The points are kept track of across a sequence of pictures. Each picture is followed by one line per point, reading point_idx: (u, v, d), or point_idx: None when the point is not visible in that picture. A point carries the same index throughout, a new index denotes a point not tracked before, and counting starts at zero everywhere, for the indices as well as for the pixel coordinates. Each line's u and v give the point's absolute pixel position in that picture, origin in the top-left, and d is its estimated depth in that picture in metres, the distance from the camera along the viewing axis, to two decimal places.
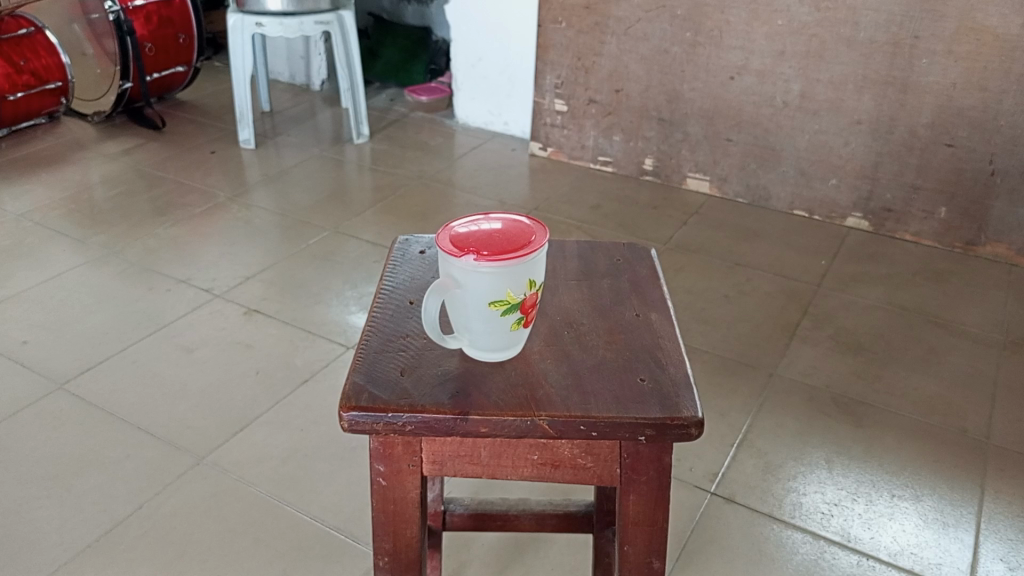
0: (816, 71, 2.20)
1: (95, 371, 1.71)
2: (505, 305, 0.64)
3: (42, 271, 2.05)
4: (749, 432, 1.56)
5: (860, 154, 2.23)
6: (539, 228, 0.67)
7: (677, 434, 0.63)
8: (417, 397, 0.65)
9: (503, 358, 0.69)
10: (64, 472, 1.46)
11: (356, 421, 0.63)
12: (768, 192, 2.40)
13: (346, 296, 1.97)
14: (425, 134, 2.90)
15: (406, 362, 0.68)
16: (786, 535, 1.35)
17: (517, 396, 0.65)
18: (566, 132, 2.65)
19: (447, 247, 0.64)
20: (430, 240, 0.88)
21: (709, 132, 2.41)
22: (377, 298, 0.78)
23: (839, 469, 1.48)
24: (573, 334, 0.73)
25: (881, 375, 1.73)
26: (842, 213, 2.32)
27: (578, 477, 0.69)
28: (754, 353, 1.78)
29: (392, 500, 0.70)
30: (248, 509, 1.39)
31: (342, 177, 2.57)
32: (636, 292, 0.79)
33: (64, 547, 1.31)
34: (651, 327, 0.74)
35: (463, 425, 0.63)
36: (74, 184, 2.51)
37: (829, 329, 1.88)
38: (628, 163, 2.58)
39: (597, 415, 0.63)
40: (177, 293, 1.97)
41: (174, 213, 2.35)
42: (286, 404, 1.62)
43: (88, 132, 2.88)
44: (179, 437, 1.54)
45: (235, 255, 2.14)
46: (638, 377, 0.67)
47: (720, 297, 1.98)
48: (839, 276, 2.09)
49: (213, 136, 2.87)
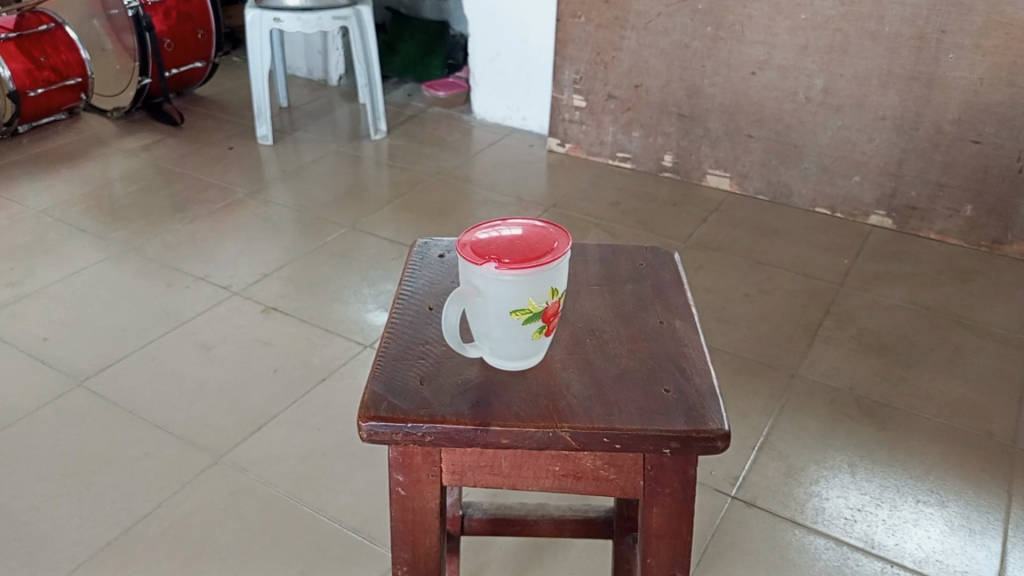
0: (840, 66, 2.16)
1: (115, 368, 1.71)
2: (527, 314, 0.63)
3: (63, 268, 2.06)
4: (770, 435, 1.54)
5: (884, 151, 2.20)
6: (562, 234, 0.66)
7: (703, 446, 0.62)
8: (437, 407, 0.63)
9: (525, 366, 0.67)
10: (84, 469, 1.46)
11: (375, 431, 0.62)
12: (789, 189, 2.37)
13: (363, 294, 1.96)
14: (443, 129, 2.88)
15: (426, 369, 0.67)
16: (809, 540, 1.33)
17: (539, 407, 0.64)
18: (584, 128, 2.62)
19: (468, 254, 0.63)
20: (449, 243, 0.87)
21: (731, 128, 2.38)
22: (395, 303, 0.76)
23: (862, 473, 1.46)
24: (596, 342, 0.71)
25: (905, 377, 1.71)
26: (866, 210, 2.29)
27: (600, 488, 0.68)
28: (775, 354, 1.76)
29: (412, 510, 0.69)
30: (266, 509, 1.39)
31: (360, 173, 2.57)
32: (659, 297, 0.78)
33: (83, 545, 1.32)
34: (676, 334, 0.72)
35: (483, 436, 0.62)
36: (93, 180, 2.52)
37: (853, 329, 1.85)
38: (647, 159, 2.55)
39: (621, 427, 0.62)
40: (195, 290, 1.97)
41: (193, 209, 2.36)
42: (303, 403, 1.62)
43: (107, 127, 2.89)
44: (198, 435, 1.54)
45: (253, 252, 2.14)
46: (662, 388, 0.66)
47: (740, 296, 1.95)
48: (862, 275, 2.05)
49: (231, 131, 2.87)
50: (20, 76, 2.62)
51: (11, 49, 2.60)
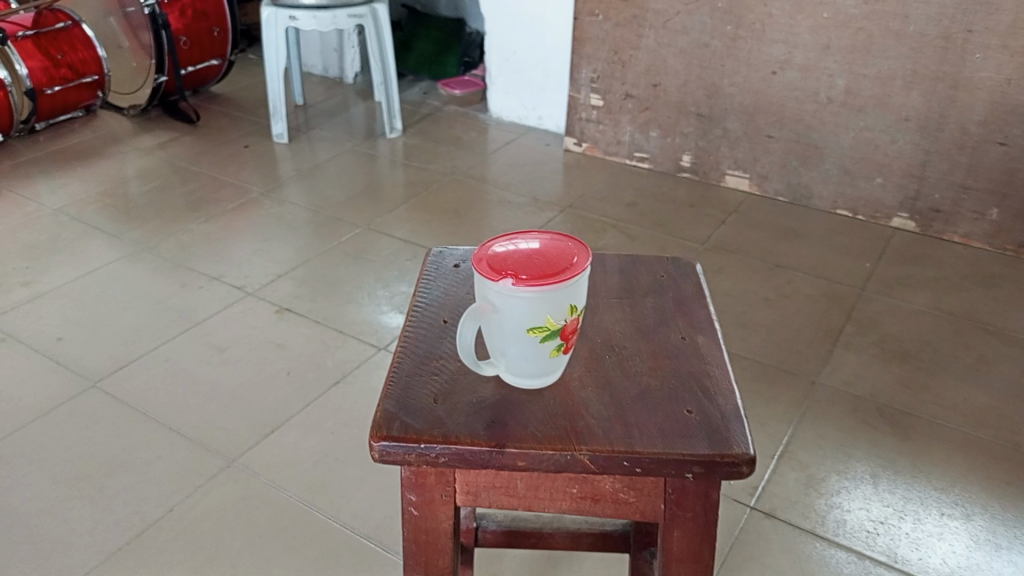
0: (863, 66, 2.12)
1: (129, 369, 1.70)
2: (545, 331, 0.61)
3: (78, 267, 2.06)
4: (790, 444, 1.51)
5: (908, 152, 2.15)
6: (581, 249, 0.64)
7: (728, 471, 0.60)
8: (451, 427, 0.61)
9: (542, 384, 0.65)
10: (97, 472, 1.45)
11: (387, 451, 0.60)
12: (810, 191, 2.33)
13: (378, 295, 1.95)
14: (459, 128, 2.86)
15: (440, 386, 0.65)
16: (830, 554, 1.30)
17: (557, 428, 0.61)
18: (601, 128, 2.60)
19: (484, 270, 0.61)
20: (465, 253, 0.85)
21: (750, 129, 2.35)
22: (409, 316, 0.74)
23: (884, 485, 1.43)
24: (615, 358, 0.69)
25: (928, 385, 1.67)
26: (888, 213, 2.25)
27: (619, 511, 0.66)
28: (795, 359, 1.73)
29: (424, 530, 0.67)
30: (278, 514, 1.38)
31: (375, 172, 2.55)
32: (681, 311, 0.75)
33: (95, 550, 1.31)
34: (699, 351, 0.70)
35: (499, 458, 0.60)
36: (109, 178, 2.52)
37: (874, 335, 1.82)
38: (665, 159, 2.52)
39: (642, 450, 0.59)
40: (209, 290, 1.97)
41: (208, 208, 2.35)
42: (317, 406, 1.61)
43: (123, 125, 2.88)
44: (210, 438, 1.53)
45: (268, 252, 2.13)
46: (684, 409, 0.63)
47: (759, 300, 1.92)
48: (884, 279, 2.02)
49: (246, 129, 2.87)
50: (37, 73, 2.62)
51: (29, 47, 2.60)
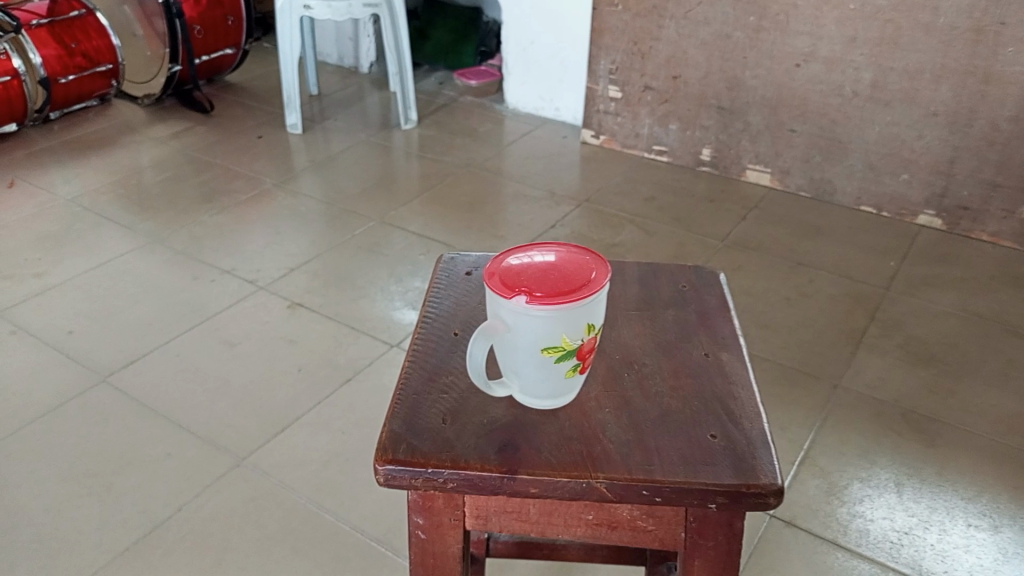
0: (890, 59, 2.06)
1: (138, 364, 1.68)
2: (561, 351, 0.58)
3: (90, 258, 2.04)
4: (811, 449, 1.47)
5: (935, 148, 2.10)
6: (600, 263, 0.60)
7: (754, 503, 0.56)
8: (460, 451, 0.58)
9: (557, 405, 0.62)
10: (105, 469, 1.44)
11: (393, 475, 0.57)
12: (833, 186, 2.28)
13: (391, 290, 1.92)
14: (475, 119, 2.82)
15: (450, 406, 0.62)
16: (852, 565, 1.26)
17: (572, 453, 0.58)
18: (619, 120, 2.55)
19: (496, 285, 0.57)
20: (477, 260, 0.82)
21: (772, 122, 2.29)
22: (418, 328, 0.71)
23: (909, 493, 1.39)
24: (635, 376, 0.65)
25: (955, 390, 1.62)
26: (914, 210, 2.19)
27: (636, 539, 0.63)
28: (817, 362, 1.69)
29: (432, 554, 0.64)
30: (286, 516, 1.35)
31: (390, 164, 2.52)
32: (704, 325, 0.72)
33: (103, 550, 1.29)
34: (723, 369, 0.66)
35: (510, 485, 0.57)
36: (123, 168, 2.50)
37: (899, 336, 1.77)
38: (684, 152, 2.47)
39: (662, 479, 0.56)
40: (221, 284, 1.94)
41: (220, 199, 2.33)
42: (328, 404, 1.58)
43: (138, 114, 2.86)
44: (220, 436, 1.51)
45: (281, 245, 2.10)
46: (708, 433, 0.60)
47: (781, 299, 1.88)
48: (909, 279, 1.96)
49: (261, 119, 2.84)
50: (51, 62, 2.60)
51: (43, 35, 2.58)
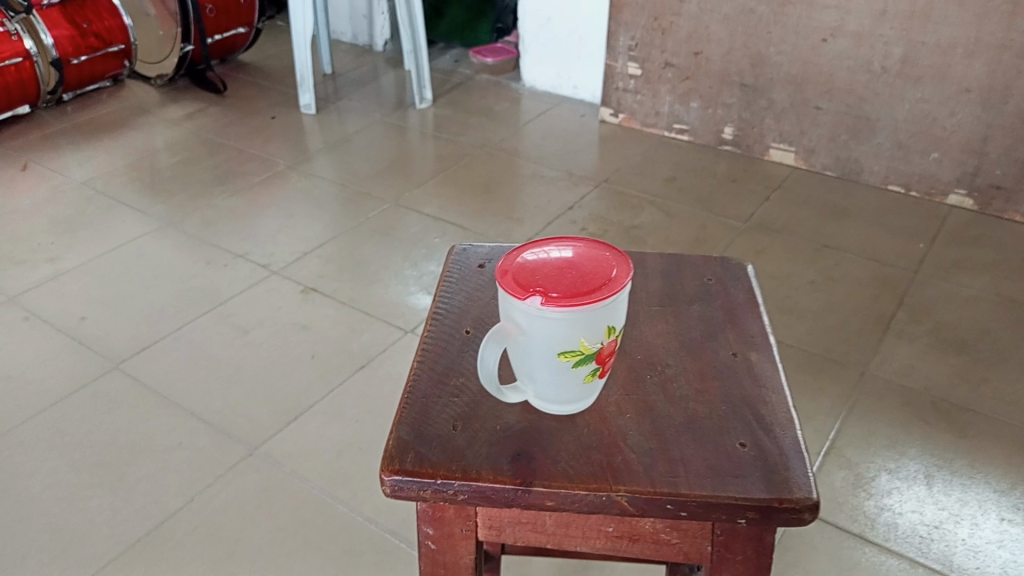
0: (922, 33, 1.99)
1: (150, 351, 1.67)
2: (579, 356, 0.54)
3: (103, 242, 2.02)
4: (836, 439, 1.43)
5: (968, 126, 2.02)
6: (621, 261, 0.57)
7: (787, 518, 0.52)
8: (470, 460, 0.55)
9: (574, 410, 0.58)
10: (116, 458, 1.42)
11: (399, 487, 0.54)
12: (860, 166, 2.21)
13: (406, 275, 1.89)
14: (491, 98, 2.77)
15: (461, 411, 0.59)
16: (880, 561, 1.22)
17: (591, 464, 0.54)
18: (639, 98, 2.48)
19: (509, 285, 0.54)
20: (491, 251, 0.78)
21: (797, 100, 2.22)
22: (428, 325, 0.68)
23: (939, 486, 1.34)
24: (658, 378, 0.62)
25: (988, 377, 1.57)
26: (944, 189, 2.12)
27: (659, 552, 0.59)
28: (843, 349, 1.64)
29: (443, 565, 0.61)
30: (299, 507, 1.33)
31: (405, 144, 2.48)
32: (732, 323, 0.68)
33: (114, 541, 1.28)
34: (752, 371, 0.63)
35: (525, 498, 0.54)
36: (137, 150, 2.47)
37: (928, 322, 1.71)
38: (706, 131, 2.41)
39: (688, 493, 0.52)
40: (234, 269, 1.92)
41: (234, 182, 2.30)
42: (341, 392, 1.56)
43: (151, 95, 2.83)
44: (232, 425, 1.49)
45: (295, 228, 2.07)
46: (737, 442, 0.56)
47: (806, 283, 1.82)
48: (939, 262, 1.90)
49: (274, 99, 2.80)
50: (64, 43, 2.58)
51: (55, 16, 2.55)
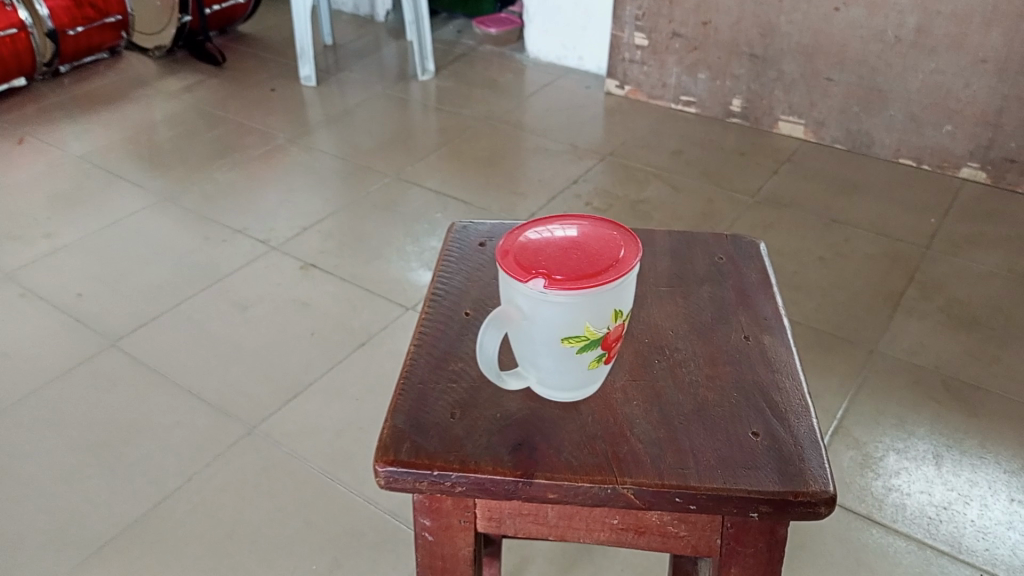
0: (937, 2, 1.93)
1: (149, 328, 1.64)
2: (583, 341, 0.52)
3: (101, 217, 1.99)
4: (844, 419, 1.40)
5: (983, 98, 1.97)
6: (629, 241, 0.54)
7: (802, 512, 0.50)
8: (469, 451, 0.52)
9: (578, 398, 0.56)
10: (114, 437, 1.40)
11: (395, 478, 0.52)
12: (871, 139, 2.16)
13: (407, 251, 1.86)
14: (494, 69, 2.71)
15: (459, 397, 0.56)
16: (888, 543, 1.20)
17: (596, 454, 0.52)
18: (646, 69, 2.43)
19: (510, 267, 0.51)
20: (492, 229, 0.75)
21: (808, 71, 2.17)
22: (426, 306, 0.65)
23: (949, 466, 1.32)
24: (667, 363, 0.60)
25: (1000, 355, 1.54)
26: (957, 162, 2.07)
27: (667, 545, 0.57)
28: (852, 326, 1.61)
29: (441, 556, 0.59)
30: (299, 487, 1.31)
31: (408, 117, 2.43)
32: (743, 305, 0.66)
33: (113, 520, 1.26)
34: (766, 355, 0.61)
35: (526, 490, 0.51)
36: (135, 124, 2.44)
37: (939, 299, 1.68)
38: (713, 103, 2.36)
39: (697, 486, 0.50)
40: (233, 244, 1.89)
41: (233, 155, 2.26)
42: (342, 369, 1.54)
43: (149, 67, 2.79)
44: (231, 403, 1.47)
45: (295, 202, 2.04)
46: (749, 431, 0.54)
47: (814, 259, 1.79)
48: (950, 237, 1.86)
49: (274, 71, 2.75)
50: (59, 14, 2.53)
51: None
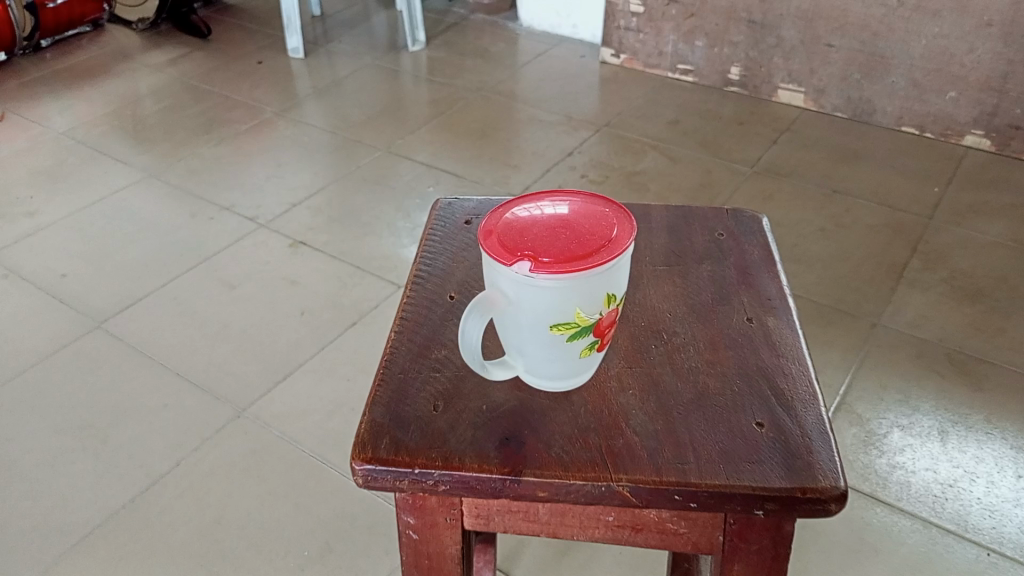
0: None
1: (134, 309, 1.60)
2: (573, 328, 0.49)
3: (84, 195, 1.94)
4: (846, 395, 1.37)
5: (988, 62, 1.92)
6: (622, 217, 0.50)
7: (811, 509, 0.48)
8: (453, 446, 0.51)
9: (570, 387, 0.54)
10: (99, 421, 1.37)
11: (373, 477, 0.50)
12: (872, 106, 2.11)
13: (399, 227, 1.81)
14: (487, 39, 2.65)
15: (442, 389, 0.54)
16: (892, 522, 1.17)
17: (589, 450, 0.51)
18: (641, 37, 2.37)
19: (493, 248, 0.48)
20: (477, 207, 0.73)
21: (808, 37, 2.11)
22: (408, 291, 0.63)
23: (954, 442, 1.29)
24: (664, 349, 0.58)
25: (1005, 328, 1.50)
26: (961, 130, 2.02)
27: (665, 542, 0.55)
28: (854, 299, 1.57)
29: (427, 555, 0.56)
30: (289, 470, 1.28)
31: (398, 89, 2.38)
32: (746, 285, 0.64)
33: (98, 507, 1.23)
34: (770, 339, 0.59)
35: (514, 488, 0.50)
36: (119, 98, 2.38)
37: (943, 270, 1.64)
38: (711, 71, 2.30)
39: (698, 483, 0.49)
40: (220, 221, 1.84)
41: (219, 130, 2.21)
42: (332, 349, 1.50)
43: (133, 40, 2.72)
44: (219, 384, 1.43)
45: (283, 178, 1.99)
46: (752, 422, 0.52)
47: (815, 231, 1.75)
48: (954, 207, 1.82)
49: (261, 43, 2.69)
50: None
51: None
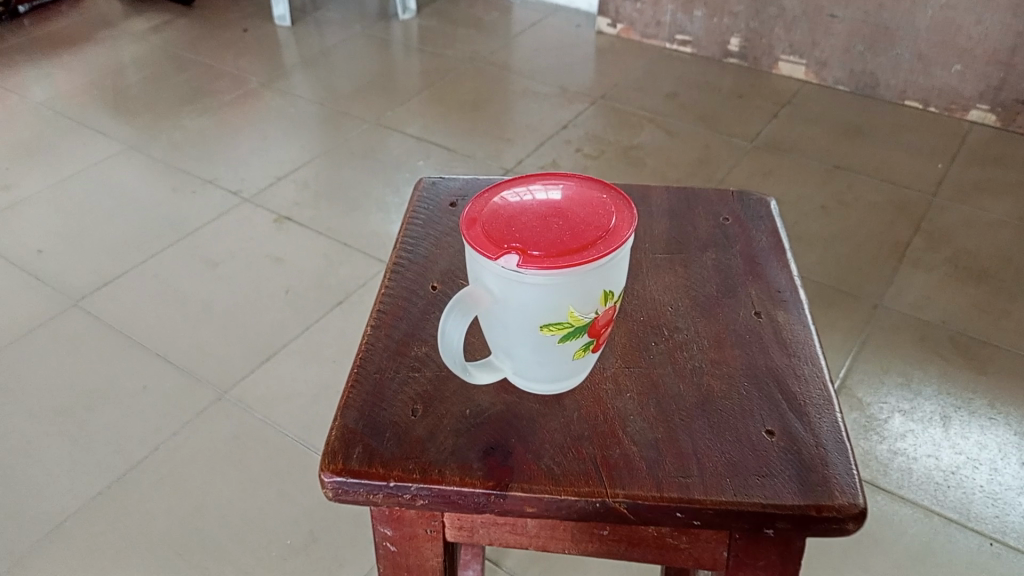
0: None
1: (114, 287, 1.55)
2: (566, 329, 0.44)
3: (62, 168, 1.88)
4: (846, 377, 1.33)
5: (996, 35, 1.85)
6: (622, 205, 0.46)
7: (826, 527, 0.45)
8: (433, 457, 0.47)
9: (560, 391, 0.51)
10: (76, 405, 1.32)
11: (344, 490, 0.46)
12: (875, 80, 2.06)
13: (388, 203, 1.75)
14: (480, 7, 2.57)
15: (422, 392, 0.51)
16: (893, 511, 1.14)
17: (582, 462, 0.47)
18: (639, 6, 2.30)
19: (477, 238, 0.43)
20: (463, 185, 0.68)
21: (811, 7, 2.05)
22: (387, 278, 0.59)
23: (957, 428, 1.25)
24: (666, 348, 0.54)
25: (1010, 310, 1.47)
26: (966, 104, 1.97)
27: (664, 557, 0.52)
28: (855, 279, 1.53)
29: (406, 567, 0.53)
30: (272, 457, 1.24)
31: (388, 58, 2.31)
32: (754, 275, 0.60)
33: (74, 494, 1.19)
34: (780, 336, 0.55)
35: (500, 503, 0.46)
36: (99, 66, 2.30)
37: (946, 250, 1.60)
38: (710, 42, 2.24)
39: (703, 499, 0.45)
40: (204, 196, 1.78)
41: (203, 100, 2.14)
42: (317, 330, 1.45)
43: (114, 6, 2.63)
44: (201, 366, 1.39)
45: (268, 151, 1.93)
46: (762, 430, 0.49)
47: (816, 209, 1.70)
48: (958, 184, 1.78)
49: (247, 10, 2.60)
50: None
51: None
